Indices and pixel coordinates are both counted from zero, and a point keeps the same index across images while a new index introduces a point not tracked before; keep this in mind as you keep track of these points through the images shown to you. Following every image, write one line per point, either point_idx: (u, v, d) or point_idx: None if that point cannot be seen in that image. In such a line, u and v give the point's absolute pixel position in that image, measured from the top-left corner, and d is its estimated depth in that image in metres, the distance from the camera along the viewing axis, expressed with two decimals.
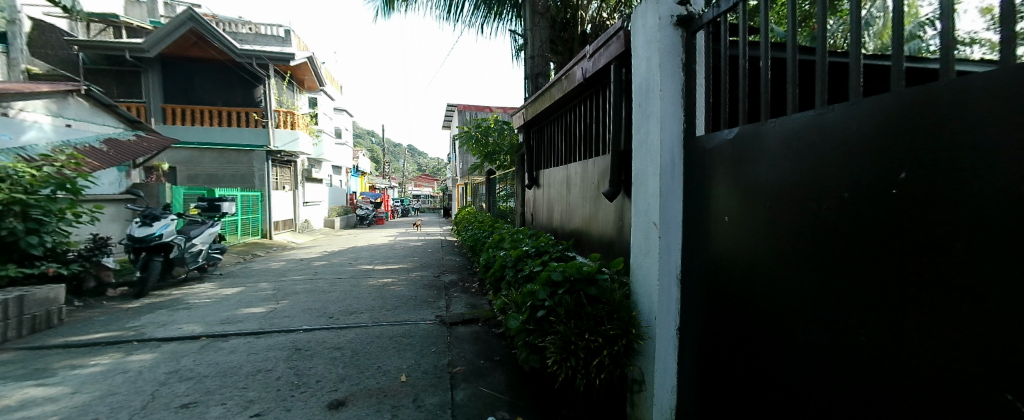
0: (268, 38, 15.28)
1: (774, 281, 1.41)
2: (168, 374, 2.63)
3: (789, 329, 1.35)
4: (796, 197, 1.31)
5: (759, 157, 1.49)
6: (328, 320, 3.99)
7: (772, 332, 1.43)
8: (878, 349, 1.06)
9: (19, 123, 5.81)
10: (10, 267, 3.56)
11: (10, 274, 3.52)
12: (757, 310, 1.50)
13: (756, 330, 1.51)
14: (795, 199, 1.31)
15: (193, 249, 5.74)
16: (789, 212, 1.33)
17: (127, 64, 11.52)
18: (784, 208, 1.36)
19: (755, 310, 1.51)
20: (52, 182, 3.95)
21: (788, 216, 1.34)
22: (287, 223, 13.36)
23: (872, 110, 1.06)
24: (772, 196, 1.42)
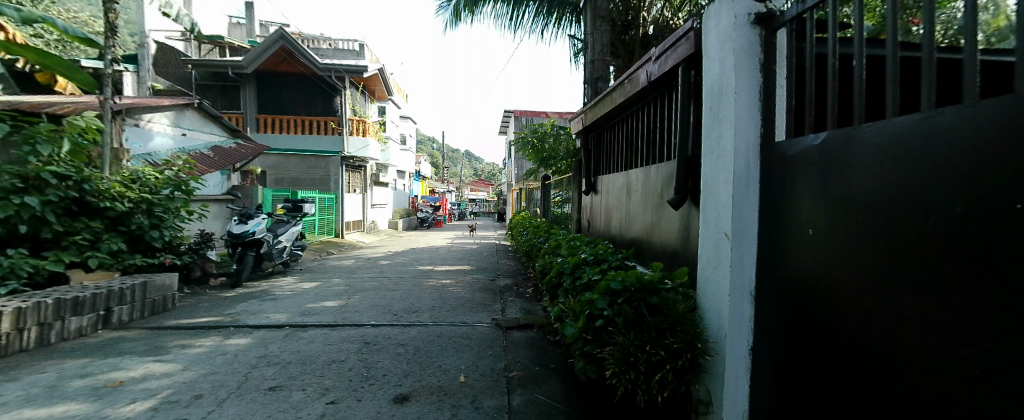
0: (345, 52, 16.51)
1: (868, 304, 1.25)
2: (258, 358, 2.92)
3: (887, 359, 1.19)
4: (894, 210, 1.17)
5: (849, 166, 1.34)
6: (392, 317, 4.19)
7: (865, 362, 1.27)
8: (996, 387, 0.91)
9: (145, 131, 6.81)
10: (137, 257, 4.15)
11: (137, 262, 4.10)
12: (847, 336, 1.34)
13: (845, 359, 1.35)
14: (894, 212, 1.16)
15: (280, 246, 6.33)
16: (886, 227, 1.19)
17: (229, 80, 13.00)
18: (882, 222, 1.20)
19: (845, 336, 1.35)
20: (172, 183, 4.61)
21: (886, 231, 1.19)
22: (357, 224, 14.28)
23: (990, 114, 0.92)
24: (866, 208, 1.26)
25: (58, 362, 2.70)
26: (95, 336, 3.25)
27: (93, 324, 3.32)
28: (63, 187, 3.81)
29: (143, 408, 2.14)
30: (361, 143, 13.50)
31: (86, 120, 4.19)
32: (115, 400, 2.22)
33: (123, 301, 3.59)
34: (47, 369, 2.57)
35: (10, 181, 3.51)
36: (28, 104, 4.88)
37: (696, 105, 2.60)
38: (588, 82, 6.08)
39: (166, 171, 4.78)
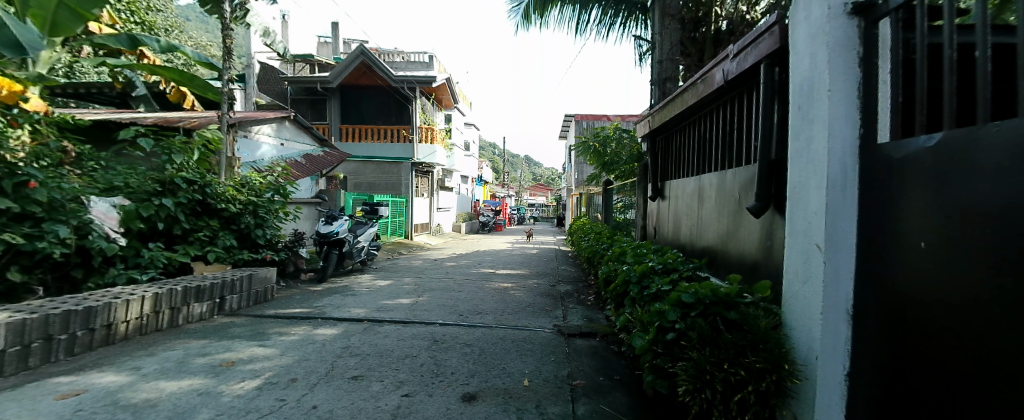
0: (416, 64, 17.44)
1: (992, 329, 1.07)
2: (343, 349, 3.17)
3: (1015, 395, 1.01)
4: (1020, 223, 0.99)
5: (971, 171, 1.16)
6: (458, 317, 4.33)
7: (988, 396, 1.09)
8: None
9: (253, 141, 7.71)
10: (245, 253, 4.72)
11: (244, 257, 4.65)
12: (966, 363, 1.16)
13: (962, 389, 1.17)
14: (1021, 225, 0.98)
15: (359, 245, 6.85)
16: (1011, 242, 1.01)
17: (318, 94, 14.29)
18: (1006, 236, 1.03)
19: (957, 363, 1.18)
20: (272, 188, 5.21)
21: (1012, 247, 1.01)
22: (424, 226, 14.94)
23: None
24: (988, 218, 1.09)
25: (183, 342, 3.13)
26: (211, 321, 3.73)
27: (209, 310, 3.82)
28: (190, 190, 4.41)
29: (249, 387, 2.40)
30: (429, 150, 14.16)
31: (212, 134, 4.77)
32: (228, 378, 2.53)
33: (232, 291, 4.09)
34: (176, 348, 3.00)
35: (152, 185, 4.15)
36: (164, 120, 5.76)
37: (779, 105, 2.40)
38: (655, 82, 5.85)
39: (269, 176, 5.39)
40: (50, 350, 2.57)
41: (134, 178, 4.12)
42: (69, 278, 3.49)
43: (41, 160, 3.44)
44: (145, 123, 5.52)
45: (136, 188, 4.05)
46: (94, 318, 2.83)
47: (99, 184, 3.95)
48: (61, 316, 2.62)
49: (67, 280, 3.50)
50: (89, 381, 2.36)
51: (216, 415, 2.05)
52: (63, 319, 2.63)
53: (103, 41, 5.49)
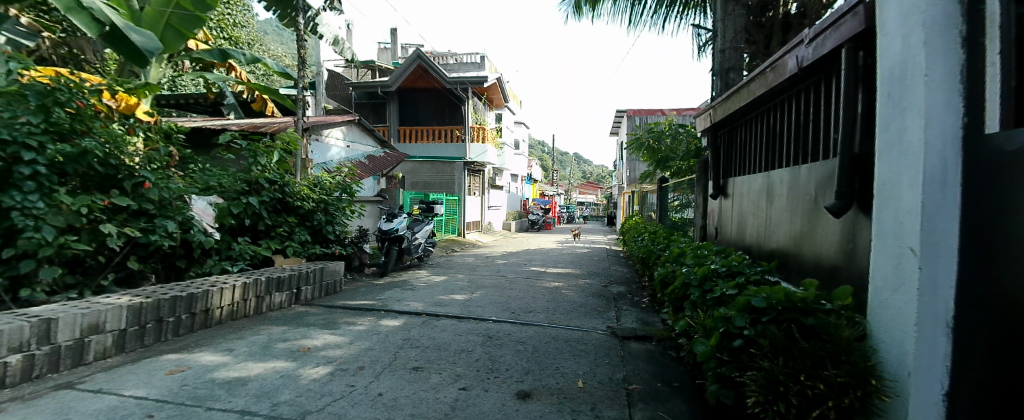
0: (468, 65, 17.81)
1: None
2: (404, 341, 3.32)
3: None
4: None
5: None
6: (511, 315, 4.38)
7: None
8: None
9: (324, 144, 8.26)
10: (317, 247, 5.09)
11: (316, 251, 5.02)
12: None
13: None
14: None
15: (416, 241, 7.15)
16: None
17: (378, 98, 15.02)
18: None
19: None
20: (340, 187, 5.59)
21: None
22: (476, 224, 15.23)
23: None
24: None
25: (266, 327, 3.43)
26: (288, 310, 4.06)
27: (288, 300, 4.16)
28: (272, 189, 4.82)
29: (323, 372, 2.58)
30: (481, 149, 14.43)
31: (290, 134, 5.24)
32: (305, 362, 2.74)
33: (306, 283, 4.43)
34: (261, 333, 3.29)
35: (240, 185, 4.55)
36: (249, 127, 6.35)
37: (864, 91, 2.18)
38: (717, 73, 5.53)
39: (337, 176, 5.77)
40: (161, 331, 2.93)
41: (225, 178, 4.51)
42: (174, 268, 3.95)
43: (152, 164, 3.69)
44: (234, 129, 6.15)
45: (227, 187, 4.45)
46: (195, 303, 3.19)
47: (199, 184, 4.32)
48: (170, 301, 2.97)
49: (173, 269, 3.97)
50: (192, 360, 2.66)
51: (296, 396, 2.23)
52: (171, 303, 2.99)
53: (200, 57, 6.14)
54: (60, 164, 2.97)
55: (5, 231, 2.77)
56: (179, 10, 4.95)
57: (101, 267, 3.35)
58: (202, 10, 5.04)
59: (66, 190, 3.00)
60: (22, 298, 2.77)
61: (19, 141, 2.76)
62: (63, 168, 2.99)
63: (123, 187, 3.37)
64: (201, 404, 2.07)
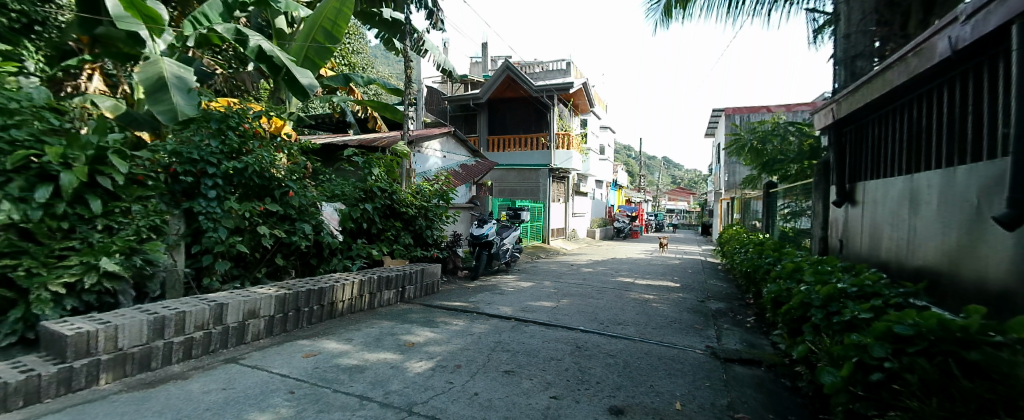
0: (555, 72, 17.94)
1: None
2: (495, 344, 3.43)
3: None
4: None
5: None
6: (599, 326, 4.27)
7: None
8: None
9: (424, 155, 8.93)
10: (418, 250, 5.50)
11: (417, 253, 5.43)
12: None
13: None
14: None
15: (504, 247, 7.37)
16: None
17: (471, 110, 15.80)
18: None
19: None
20: (438, 194, 5.99)
21: None
22: (560, 231, 15.19)
23: None
24: None
25: (377, 322, 3.80)
26: (394, 306, 4.45)
27: (394, 297, 4.56)
28: (384, 197, 5.34)
29: (426, 367, 2.78)
30: (566, 156, 14.34)
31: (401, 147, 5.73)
32: (410, 356, 2.97)
33: (409, 282, 4.82)
34: (373, 326, 3.66)
35: (357, 193, 5.06)
36: (365, 142, 7.12)
37: None
38: (841, 62, 4.84)
39: (435, 184, 6.19)
40: (299, 318, 3.41)
41: (347, 186, 5.00)
42: (308, 265, 4.57)
43: (295, 175, 4.19)
44: (353, 144, 6.96)
45: (349, 195, 4.98)
46: (324, 296, 3.64)
47: (328, 192, 4.83)
48: (305, 293, 3.45)
49: (307, 266, 4.60)
50: (321, 346, 3.04)
51: (404, 387, 2.42)
52: (306, 295, 3.47)
53: (329, 83, 7.07)
54: (231, 176, 3.63)
55: (194, 231, 3.47)
56: (313, 43, 5.72)
57: (257, 262, 4.03)
58: (331, 42, 5.80)
59: (235, 197, 3.66)
60: (205, 285, 3.46)
61: (205, 159, 3.43)
62: (233, 179, 3.63)
63: (274, 196, 4.01)
64: (329, 386, 2.36)
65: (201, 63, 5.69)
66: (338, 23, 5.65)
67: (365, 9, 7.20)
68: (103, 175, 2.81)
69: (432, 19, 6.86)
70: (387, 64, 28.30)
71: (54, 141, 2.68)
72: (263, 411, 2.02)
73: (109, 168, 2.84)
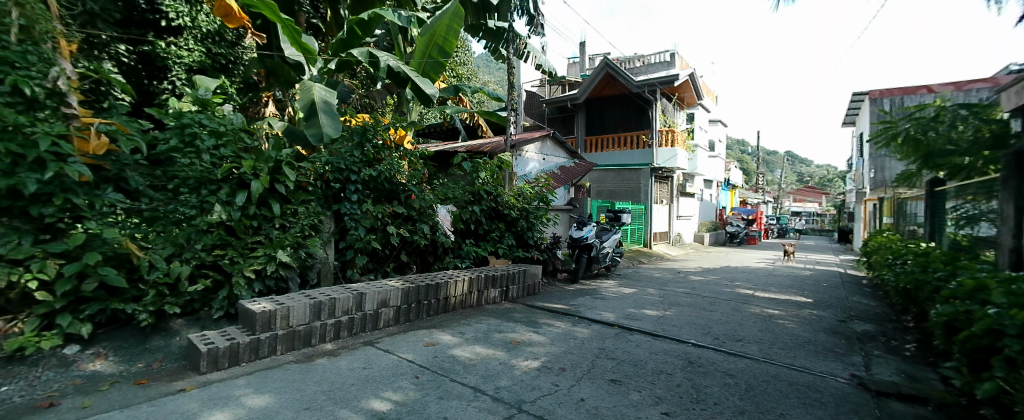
0: (658, 65, 16.95)
1: None
2: (599, 350, 3.36)
3: None
4: None
5: None
6: (713, 341, 3.92)
7: None
8: None
9: (525, 159, 9.15)
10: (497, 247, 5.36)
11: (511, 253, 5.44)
12: None
13: None
14: None
15: (605, 250, 7.18)
16: None
17: (569, 111, 15.73)
18: None
19: None
20: (538, 197, 6.12)
21: None
22: (663, 235, 14.29)
23: None
24: None
25: (484, 318, 4.00)
26: (498, 304, 4.64)
27: (499, 296, 4.77)
28: (489, 200, 5.60)
29: (532, 367, 2.85)
30: (670, 154, 13.53)
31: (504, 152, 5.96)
32: (516, 355, 3.07)
33: (513, 282, 4.98)
34: (481, 322, 3.86)
35: (466, 195, 5.41)
36: (472, 148, 7.55)
37: None
38: None
39: (535, 185, 6.31)
40: (420, 310, 3.76)
41: (458, 190, 5.36)
42: (425, 261, 5.01)
43: (415, 180, 4.63)
44: (461, 151, 7.44)
45: (459, 197, 5.35)
46: (440, 291, 3.96)
47: (442, 196, 5.24)
48: (425, 287, 3.78)
49: (424, 263, 5.04)
50: (439, 337, 3.32)
51: (512, 384, 2.51)
52: (426, 289, 3.80)
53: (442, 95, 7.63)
54: (367, 181, 4.16)
55: (340, 230, 4.06)
56: (429, 59, 6.25)
57: (385, 258, 4.55)
58: (443, 56, 6.28)
59: (371, 200, 4.20)
60: (348, 276, 4.03)
61: (349, 167, 3.99)
62: (369, 185, 4.17)
63: (400, 199, 4.49)
64: (447, 375, 2.56)
65: (343, 85, 6.64)
66: (449, 39, 6.10)
67: (473, 22, 7.61)
68: (279, 182, 3.44)
69: (532, 24, 7.00)
70: (489, 73, 29.55)
71: (248, 157, 3.34)
72: (392, 391, 2.27)
73: (284, 176, 3.46)
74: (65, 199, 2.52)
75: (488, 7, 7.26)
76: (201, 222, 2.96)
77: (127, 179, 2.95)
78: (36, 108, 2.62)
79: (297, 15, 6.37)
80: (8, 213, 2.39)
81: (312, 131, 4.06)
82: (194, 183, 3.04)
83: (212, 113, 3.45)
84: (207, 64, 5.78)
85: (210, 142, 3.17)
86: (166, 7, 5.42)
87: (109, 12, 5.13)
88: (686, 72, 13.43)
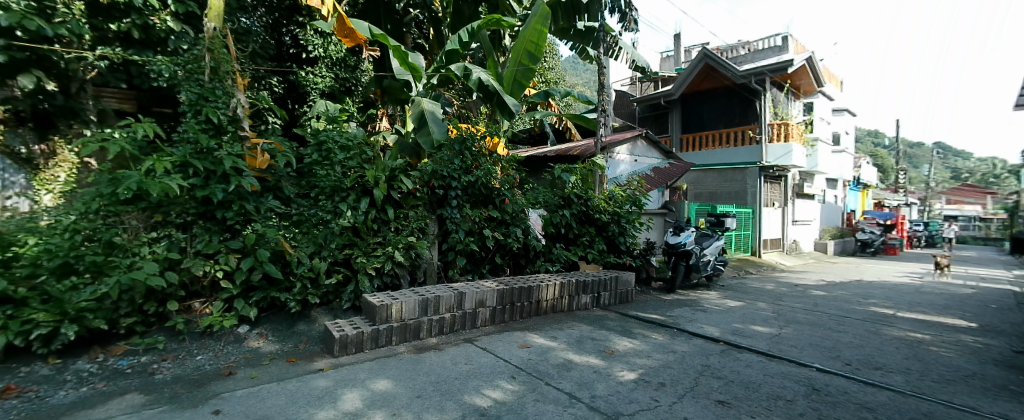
0: (766, 51, 15.06)
1: None
2: (703, 367, 3.13)
3: None
4: None
5: None
6: (844, 366, 3.39)
7: None
8: None
9: (615, 161, 8.89)
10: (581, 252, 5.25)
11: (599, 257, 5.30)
12: None
13: None
14: None
15: (706, 258, 6.64)
16: None
17: (662, 108, 14.90)
18: None
19: None
20: (631, 200, 5.89)
21: None
22: (775, 243, 12.76)
23: None
24: None
25: (577, 324, 3.97)
26: (590, 311, 4.57)
27: (590, 302, 4.70)
28: (580, 203, 5.54)
29: (629, 378, 2.76)
30: (782, 150, 12.00)
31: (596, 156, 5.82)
32: (612, 364, 3.00)
33: (604, 289, 4.87)
34: (574, 327, 3.85)
35: (557, 199, 5.43)
36: (561, 151, 7.55)
37: None
38: None
39: (627, 188, 6.09)
40: (514, 312, 3.87)
41: (548, 194, 5.41)
42: (518, 264, 5.14)
43: (508, 184, 4.76)
44: (550, 155, 7.49)
45: (549, 201, 5.39)
46: (534, 294, 4.04)
47: (533, 200, 5.33)
48: (519, 289, 3.89)
49: (517, 266, 5.18)
50: (534, 340, 3.38)
51: (609, 395, 2.46)
52: (519, 292, 3.91)
53: (531, 100, 7.78)
54: (466, 187, 4.41)
55: (443, 232, 4.35)
56: (520, 66, 6.36)
57: (482, 259, 4.77)
58: (534, 62, 6.38)
59: (469, 205, 4.45)
60: (450, 276, 4.32)
61: (450, 175, 4.26)
62: (468, 190, 4.42)
63: (495, 203, 4.67)
64: (542, 378, 2.60)
65: (442, 97, 7.12)
66: (539, 44, 6.17)
67: (562, 25, 7.55)
68: (394, 189, 3.82)
69: (624, 21, 6.80)
70: (579, 74, 29.37)
71: (369, 167, 3.76)
72: (492, 388, 2.37)
73: (398, 183, 3.85)
74: (240, 205, 3.13)
75: (578, 8, 7.23)
76: (335, 225, 3.42)
77: (282, 189, 3.54)
78: (222, 134, 3.27)
79: (404, 37, 7.02)
80: (204, 217, 3.06)
81: (422, 138, 4.39)
82: (330, 190, 3.51)
83: (340, 129, 3.96)
84: (335, 87, 6.66)
85: (341, 156, 3.65)
86: (305, 42, 6.38)
87: (266, 50, 6.26)
88: (802, 57, 11.85)
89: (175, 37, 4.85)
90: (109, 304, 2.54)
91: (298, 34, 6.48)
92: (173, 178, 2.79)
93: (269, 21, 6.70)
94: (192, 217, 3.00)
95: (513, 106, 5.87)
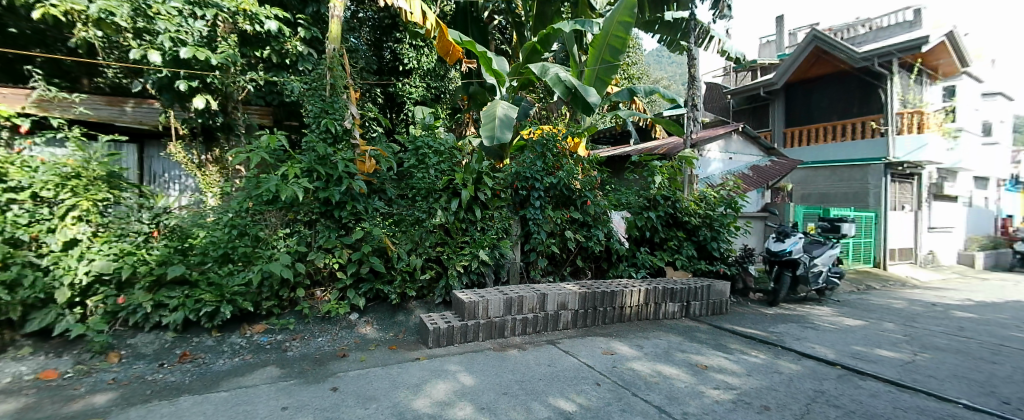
0: (895, 28, 12.88)
1: None
2: (816, 393, 2.78)
3: None
4: None
5: None
6: (1002, 406, 2.78)
7: None
8: None
9: (706, 159, 8.26)
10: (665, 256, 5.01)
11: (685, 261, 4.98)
12: None
13: None
14: None
15: (816, 269, 5.85)
16: None
17: (762, 100, 13.50)
18: None
19: None
20: (725, 202, 5.42)
21: None
22: (907, 253, 10.89)
23: None
24: None
25: (665, 334, 3.78)
26: (678, 320, 4.32)
27: (679, 311, 4.43)
28: (666, 205, 5.26)
29: (725, 398, 2.55)
30: (913, 144, 10.20)
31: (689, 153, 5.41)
32: (704, 380, 2.80)
33: (695, 298, 4.56)
34: (661, 337, 3.66)
35: (641, 201, 5.21)
36: (646, 151, 7.17)
37: None
38: None
39: (721, 189, 5.62)
40: (597, 316, 3.81)
41: (632, 195, 5.22)
42: (600, 268, 5.06)
43: (590, 186, 4.68)
44: (634, 154, 7.20)
45: (634, 203, 5.19)
46: (618, 299, 3.93)
47: (615, 201, 5.18)
48: (602, 294, 3.81)
49: (599, 269, 5.10)
50: (619, 347, 3.29)
51: (703, 413, 2.29)
52: (602, 296, 3.83)
53: (614, 98, 7.55)
54: (548, 188, 4.43)
55: (525, 233, 4.42)
56: (602, 63, 6.24)
57: (563, 261, 4.77)
58: (616, 57, 6.18)
59: (552, 206, 4.48)
60: (532, 276, 4.38)
61: (533, 176, 4.29)
62: (550, 191, 4.44)
63: (576, 205, 4.64)
64: (628, 388, 2.52)
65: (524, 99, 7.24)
66: (622, 37, 5.95)
67: (648, 17, 7.24)
68: (481, 190, 3.96)
69: (716, 7, 6.28)
70: (668, 67, 27.90)
71: (459, 171, 3.96)
72: (577, 393, 2.36)
73: (484, 184, 3.98)
74: (352, 206, 3.51)
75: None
76: (428, 224, 3.67)
77: (385, 190, 3.87)
78: (337, 142, 3.67)
79: (489, 44, 7.28)
80: (324, 216, 3.47)
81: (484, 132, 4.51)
82: (425, 192, 3.76)
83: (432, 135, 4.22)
84: (426, 96, 7.12)
85: (434, 160, 3.89)
86: (402, 55, 6.93)
87: (370, 64, 6.91)
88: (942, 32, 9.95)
89: (302, 60, 5.51)
90: (254, 289, 3.02)
91: (397, 49, 7.07)
92: (301, 182, 3.20)
93: (373, 38, 7.47)
94: (316, 216, 3.43)
95: (593, 98, 5.57)
